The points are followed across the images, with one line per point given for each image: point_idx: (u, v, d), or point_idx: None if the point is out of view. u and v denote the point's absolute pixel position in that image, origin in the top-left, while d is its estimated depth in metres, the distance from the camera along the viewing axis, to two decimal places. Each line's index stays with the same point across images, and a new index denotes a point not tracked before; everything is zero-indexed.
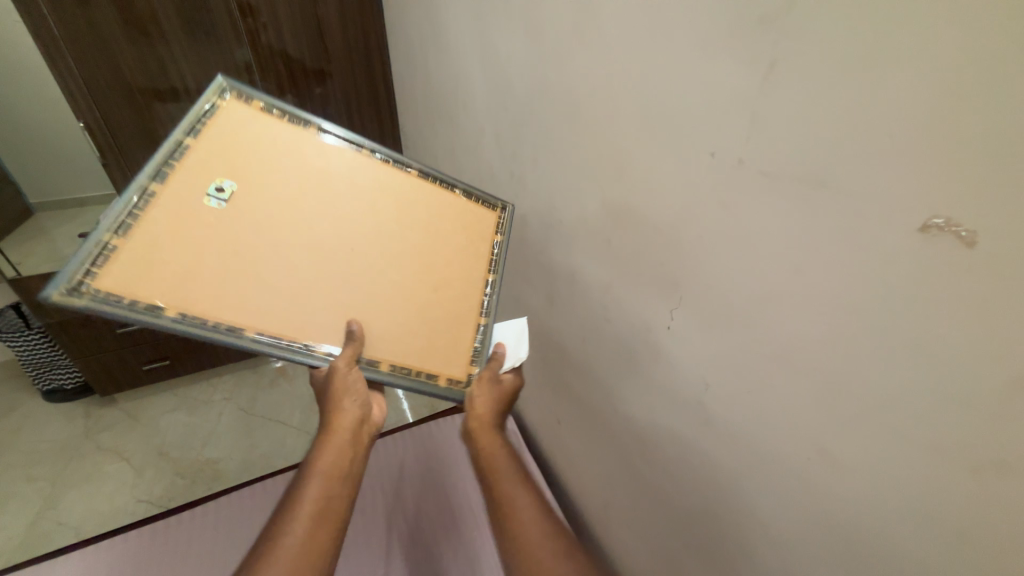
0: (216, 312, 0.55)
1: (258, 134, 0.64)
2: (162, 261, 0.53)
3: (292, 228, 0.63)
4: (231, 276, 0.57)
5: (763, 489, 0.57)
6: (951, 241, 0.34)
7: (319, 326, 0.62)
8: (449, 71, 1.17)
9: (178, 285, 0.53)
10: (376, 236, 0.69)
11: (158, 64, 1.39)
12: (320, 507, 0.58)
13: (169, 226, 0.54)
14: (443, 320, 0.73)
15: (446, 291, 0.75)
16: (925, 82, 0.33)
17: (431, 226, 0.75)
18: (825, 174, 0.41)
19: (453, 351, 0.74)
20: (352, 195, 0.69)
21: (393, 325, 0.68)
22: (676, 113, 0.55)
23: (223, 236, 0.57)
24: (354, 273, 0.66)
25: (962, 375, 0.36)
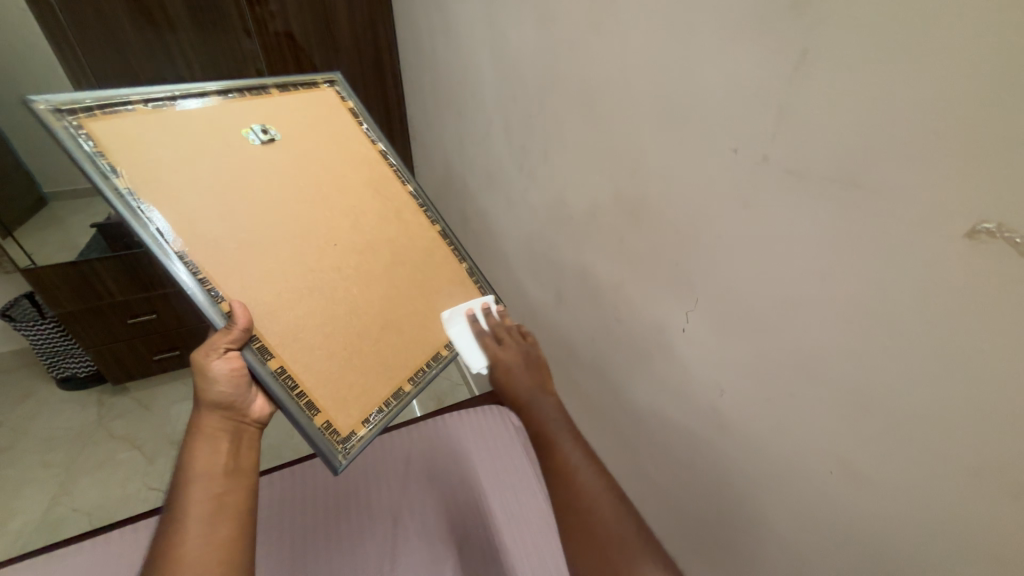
0: (158, 203, 0.54)
1: (333, 121, 0.75)
2: (159, 135, 0.57)
3: (272, 201, 0.63)
4: (186, 189, 0.57)
5: (778, 498, 0.56)
6: (1001, 249, 0.32)
7: (243, 290, 0.57)
8: (457, 63, 1.15)
9: (152, 167, 0.55)
10: (344, 261, 0.67)
11: (166, 54, 1.38)
12: (206, 517, 0.51)
13: (194, 124, 0.61)
14: (362, 370, 0.63)
15: (391, 339, 0.68)
16: (980, 76, 0.31)
17: (421, 277, 0.74)
18: (860, 174, 0.39)
19: (357, 402, 0.61)
20: (347, 211, 0.70)
21: (313, 343, 0.60)
22: (697, 107, 0.52)
23: (227, 159, 0.61)
24: (306, 282, 0.62)
25: (1007, 392, 0.34)
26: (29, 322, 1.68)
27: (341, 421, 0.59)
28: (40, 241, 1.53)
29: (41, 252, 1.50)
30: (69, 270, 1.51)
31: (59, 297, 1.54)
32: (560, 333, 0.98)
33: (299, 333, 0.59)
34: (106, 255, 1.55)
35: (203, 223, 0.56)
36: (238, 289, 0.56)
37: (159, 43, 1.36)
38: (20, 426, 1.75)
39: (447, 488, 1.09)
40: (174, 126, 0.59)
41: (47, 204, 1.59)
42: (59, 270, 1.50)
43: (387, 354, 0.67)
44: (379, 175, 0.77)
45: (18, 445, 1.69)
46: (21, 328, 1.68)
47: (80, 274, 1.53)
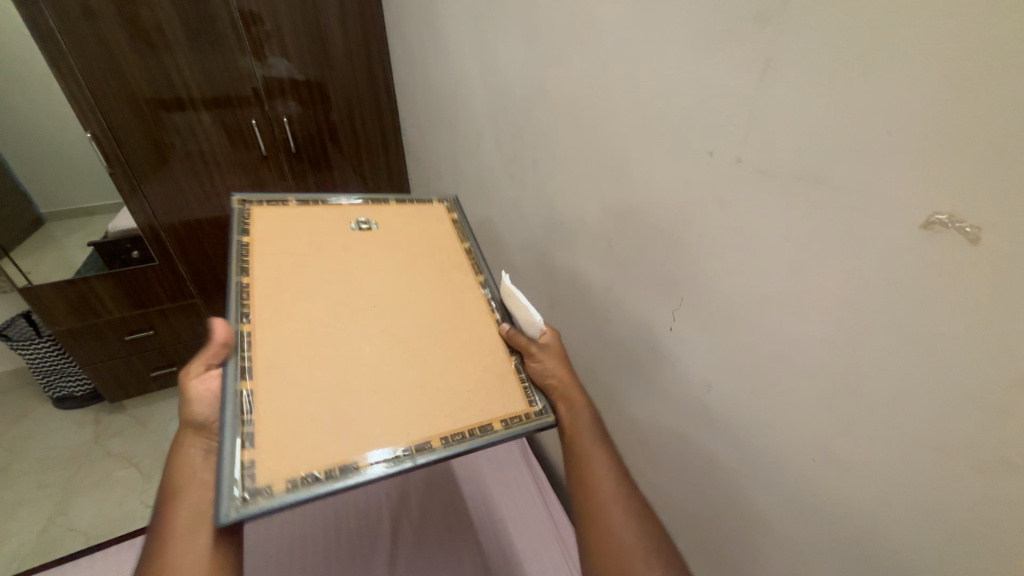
0: (259, 258, 0.69)
1: (429, 228, 0.83)
2: (292, 220, 0.76)
3: (338, 274, 0.71)
4: (280, 256, 0.70)
5: (766, 490, 0.57)
6: (955, 237, 0.34)
7: (270, 332, 0.61)
8: (448, 78, 1.18)
9: (274, 236, 0.73)
10: (366, 331, 0.65)
11: (164, 75, 1.41)
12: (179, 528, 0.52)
13: (318, 216, 0.79)
14: (322, 428, 0.54)
15: (379, 407, 0.58)
16: (925, 79, 0.34)
17: (460, 359, 0.66)
18: (824, 172, 0.41)
19: (293, 455, 0.51)
20: (393, 290, 0.71)
21: (298, 392, 0.56)
22: (673, 112, 0.55)
23: (324, 240, 0.75)
24: (324, 342, 0.62)
25: (969, 373, 0.36)
26: (25, 341, 1.68)
27: (265, 469, 0.49)
28: (35, 261, 1.53)
29: (37, 271, 1.51)
30: (66, 287, 1.53)
31: (56, 315, 1.55)
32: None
33: (287, 373, 0.57)
34: (104, 272, 1.57)
35: (277, 277, 0.68)
36: (266, 324, 0.62)
37: (156, 64, 1.39)
38: (15, 447, 1.73)
39: (445, 494, 1.11)
40: (303, 215, 0.78)
41: (43, 224, 1.60)
42: (57, 288, 1.51)
43: (359, 426, 0.55)
44: (451, 274, 0.77)
45: (13, 465, 1.68)
46: (18, 348, 1.68)
47: (77, 291, 1.55)
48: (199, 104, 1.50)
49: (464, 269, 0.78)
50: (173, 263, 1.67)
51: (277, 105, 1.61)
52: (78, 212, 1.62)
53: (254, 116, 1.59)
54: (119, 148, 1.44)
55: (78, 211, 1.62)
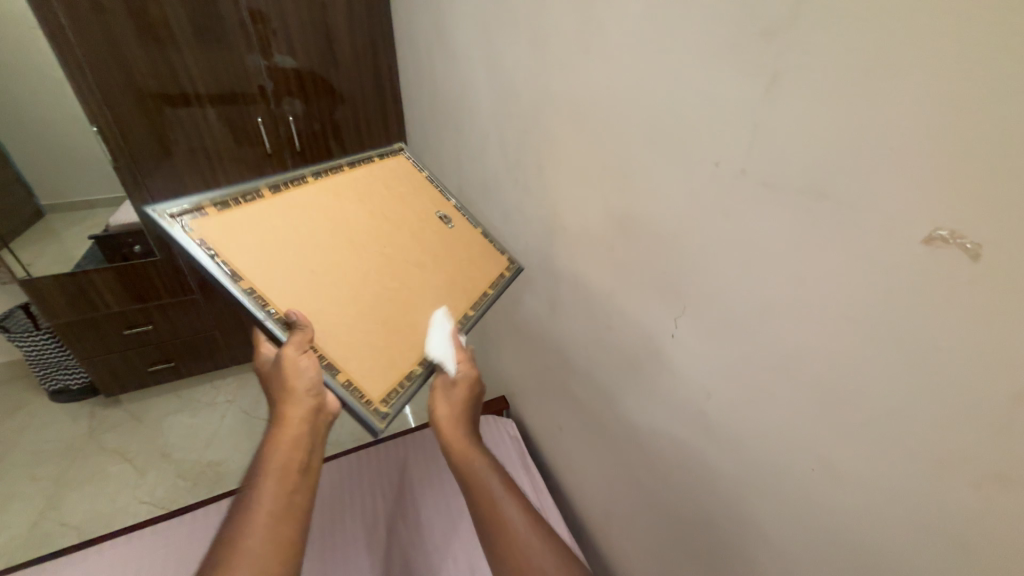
0: (368, 172, 0.83)
1: (475, 262, 0.87)
2: (417, 178, 0.89)
3: (382, 220, 0.79)
4: (370, 181, 0.81)
5: (762, 498, 0.58)
6: (956, 253, 0.35)
7: (315, 199, 0.72)
8: (454, 80, 1.19)
9: (396, 178, 0.86)
10: (348, 263, 0.72)
11: (170, 71, 1.42)
12: (284, 459, 0.62)
13: (428, 191, 0.90)
14: (258, 265, 0.62)
15: (304, 306, 0.65)
16: (929, 96, 0.34)
17: (394, 325, 0.73)
18: (827, 185, 0.42)
19: (232, 250, 0.60)
20: (388, 261, 0.77)
21: (275, 244, 0.65)
22: (678, 121, 0.56)
23: (412, 208, 0.85)
24: (317, 233, 0.70)
25: (969, 387, 0.36)
26: (23, 333, 1.68)
27: (208, 233, 0.59)
28: (33, 253, 1.53)
29: (36, 264, 1.52)
30: (66, 281, 1.54)
31: (55, 308, 1.55)
32: (554, 344, 1.00)
33: (288, 228, 0.67)
34: (103, 265, 1.57)
35: (354, 181, 0.79)
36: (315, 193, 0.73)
37: (163, 59, 1.40)
38: (9, 439, 1.73)
39: (442, 494, 1.11)
40: (424, 184, 0.90)
41: (44, 216, 1.58)
42: (58, 283, 1.53)
43: (276, 292, 0.63)
44: (456, 291, 0.82)
45: (7, 458, 1.67)
46: (15, 339, 1.68)
47: (77, 284, 1.56)
48: (204, 100, 1.50)
49: (471, 296, 0.83)
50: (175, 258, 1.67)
51: (283, 103, 1.62)
52: (79, 206, 1.61)
53: (259, 114, 1.60)
54: (124, 142, 1.45)
55: (78, 205, 1.61)
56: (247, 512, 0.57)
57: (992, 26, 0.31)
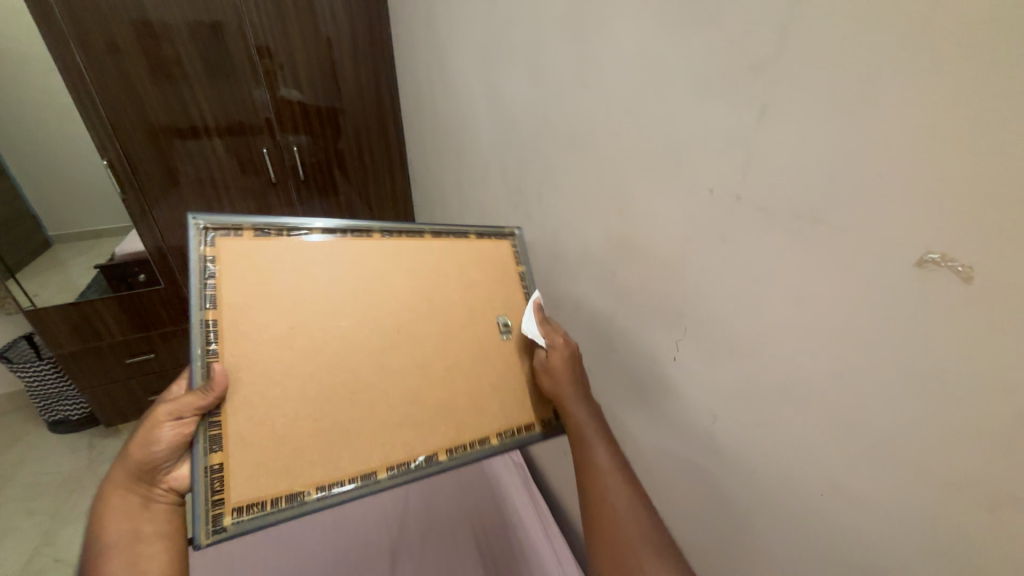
0: (446, 247, 0.74)
1: (496, 389, 0.69)
2: (503, 269, 0.77)
3: (411, 316, 0.66)
4: (442, 267, 0.72)
5: (774, 525, 0.56)
6: (948, 275, 0.36)
7: (361, 259, 0.66)
8: (455, 111, 1.23)
9: (475, 260, 0.75)
10: (334, 349, 0.59)
11: (181, 105, 1.47)
12: (114, 524, 0.50)
13: (503, 285, 0.76)
14: (248, 295, 0.56)
15: (259, 364, 0.55)
16: (914, 125, 0.36)
17: (335, 446, 0.56)
18: (820, 210, 0.43)
19: (239, 275, 0.57)
20: (388, 353, 0.63)
21: (279, 287, 0.58)
22: (673, 150, 0.58)
23: (465, 306, 0.71)
24: (332, 292, 0.62)
25: (973, 408, 0.36)
26: (26, 364, 1.68)
27: (226, 253, 0.57)
28: (39, 283, 1.55)
29: (42, 294, 1.54)
30: (71, 310, 1.55)
31: (59, 337, 1.56)
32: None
33: (304, 277, 0.60)
34: (107, 295, 1.59)
35: (425, 259, 0.71)
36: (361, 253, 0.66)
37: (175, 95, 1.45)
38: (7, 471, 1.70)
39: (445, 525, 1.09)
40: (504, 275, 0.77)
41: (51, 247, 1.61)
42: (62, 311, 1.53)
43: (242, 329, 0.55)
44: (433, 427, 0.63)
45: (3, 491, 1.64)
46: (17, 369, 1.68)
47: (82, 313, 1.57)
48: (213, 133, 1.55)
49: (452, 439, 0.63)
50: (178, 287, 1.68)
51: (288, 134, 1.66)
52: (85, 234, 1.65)
53: (265, 145, 1.64)
54: (133, 175, 1.48)
55: (85, 233, 1.64)
56: None
57: (966, 64, 0.33)
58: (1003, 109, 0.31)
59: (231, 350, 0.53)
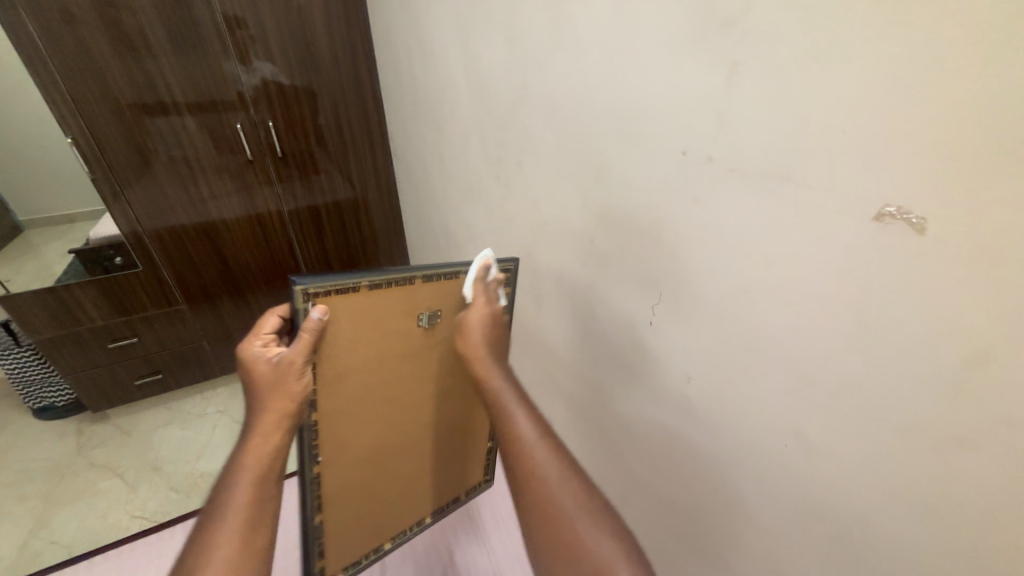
0: (326, 377, 0.66)
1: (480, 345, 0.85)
2: (371, 314, 0.66)
3: (407, 387, 0.78)
4: (406, 311, 0.70)
5: (745, 478, 0.59)
6: (904, 228, 0.37)
7: (335, 430, 0.71)
8: (433, 82, 1.20)
9: (344, 359, 0.67)
10: (369, 447, 0.77)
11: (147, 80, 1.41)
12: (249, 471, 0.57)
13: (387, 331, 0.69)
14: (363, 497, 0.80)
15: (400, 489, 0.86)
16: (874, 78, 0.36)
17: (397, 499, 0.87)
18: (787, 169, 0.44)
19: (348, 510, 0.79)
20: (419, 406, 0.81)
21: (361, 475, 0.78)
22: (647, 112, 0.57)
23: (399, 360, 0.74)
24: (371, 439, 0.77)
25: (922, 353, 0.38)
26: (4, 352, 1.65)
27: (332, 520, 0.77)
28: (15, 269, 1.52)
29: (17, 280, 1.50)
30: (47, 296, 1.51)
31: (37, 323, 1.53)
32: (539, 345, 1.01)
33: (352, 455, 0.76)
34: (85, 279, 1.55)
35: (389, 325, 0.69)
36: (330, 431, 0.70)
37: (139, 69, 1.39)
38: None
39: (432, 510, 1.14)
40: (370, 333, 0.68)
41: (20, 232, 1.56)
42: (39, 297, 1.50)
43: (388, 497, 0.85)
44: (478, 396, 0.90)
45: None
46: None
47: (60, 300, 1.53)
48: (183, 109, 1.49)
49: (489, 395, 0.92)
50: (158, 270, 1.65)
51: (262, 110, 1.60)
52: (60, 219, 1.59)
53: (239, 120, 1.58)
54: (101, 154, 1.43)
55: (60, 218, 1.59)
56: (206, 540, 0.52)
57: (929, 14, 0.33)
58: (975, 55, 0.31)
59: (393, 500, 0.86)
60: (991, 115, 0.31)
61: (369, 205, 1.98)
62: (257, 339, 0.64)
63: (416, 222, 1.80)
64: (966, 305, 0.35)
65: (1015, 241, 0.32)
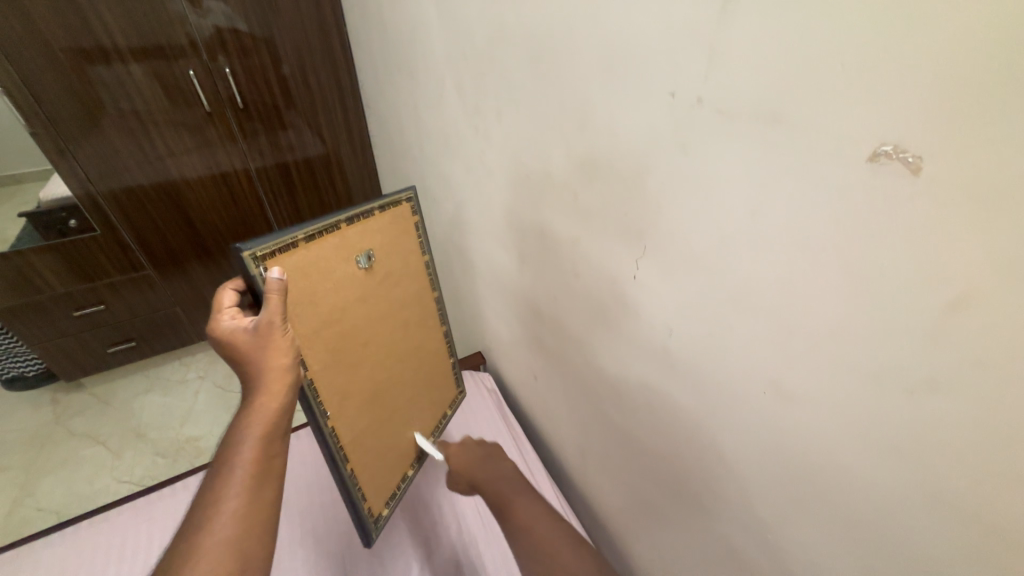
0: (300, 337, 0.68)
1: (411, 274, 0.93)
2: (314, 266, 0.69)
3: (369, 326, 0.84)
4: (343, 254, 0.74)
5: (724, 425, 0.61)
6: (898, 169, 0.35)
7: (327, 380, 0.75)
8: (403, 22, 1.10)
9: (309, 313, 0.69)
10: (358, 388, 0.83)
11: (80, 19, 1.26)
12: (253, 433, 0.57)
13: (334, 280, 0.73)
14: (371, 437, 0.87)
15: (397, 421, 0.94)
16: (879, 0, 0.33)
17: (396, 429, 0.94)
18: (779, 110, 0.41)
19: (367, 449, 0.85)
20: (384, 342, 0.89)
21: (363, 420, 0.84)
22: (635, 51, 0.53)
23: (356, 302, 0.79)
24: (359, 382, 0.82)
25: (904, 301, 0.38)
26: None
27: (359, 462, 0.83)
28: None
29: None
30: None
31: None
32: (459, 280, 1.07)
33: (349, 401, 0.80)
34: (40, 245, 1.45)
35: (332, 273, 0.73)
36: (326, 382, 0.74)
37: (69, 6, 1.23)
38: None
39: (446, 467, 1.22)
40: (320, 284, 0.71)
41: None
42: None
43: (391, 430, 0.93)
44: (426, 322, 1.01)
45: None
46: None
47: (14, 267, 1.44)
48: (125, 54, 1.34)
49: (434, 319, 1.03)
50: (118, 233, 1.56)
51: (217, 55, 1.46)
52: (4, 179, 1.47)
53: (191, 67, 1.44)
54: (37, 105, 1.30)
55: (3, 178, 1.46)
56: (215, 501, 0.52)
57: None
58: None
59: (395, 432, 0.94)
60: (996, 64, 0.29)
61: (342, 161, 1.86)
62: (224, 315, 0.61)
63: (393, 179, 1.72)
64: (951, 270, 0.35)
65: (1012, 203, 0.30)
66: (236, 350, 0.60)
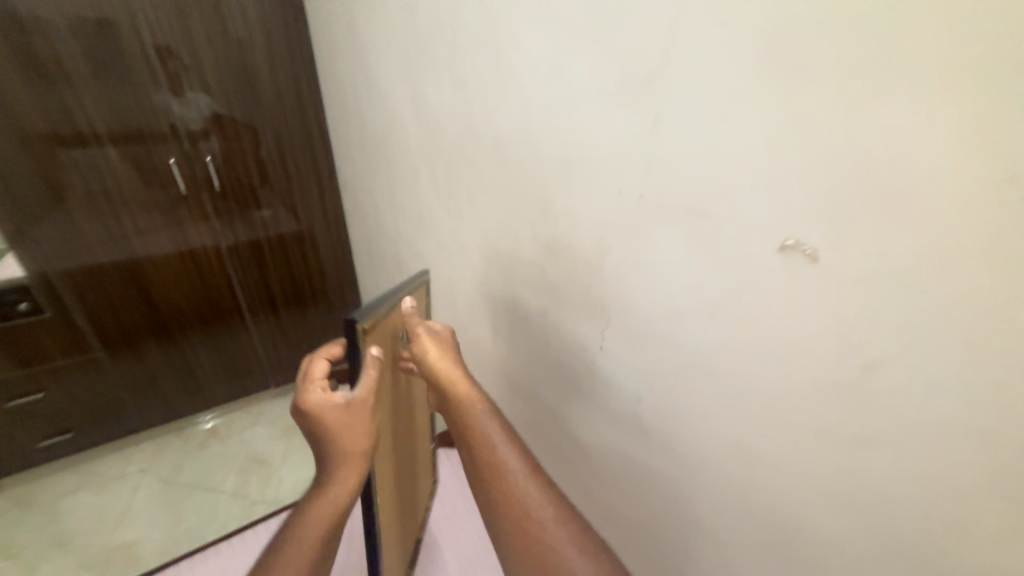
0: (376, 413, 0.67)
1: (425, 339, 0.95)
2: (386, 339, 0.70)
3: (402, 394, 0.83)
4: (402, 323, 0.75)
5: (698, 489, 0.63)
6: (802, 257, 0.43)
7: (382, 458, 0.72)
8: (381, 119, 1.22)
9: (380, 389, 0.69)
10: (395, 460, 0.81)
11: (63, 111, 1.31)
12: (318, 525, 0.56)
13: (391, 352, 0.74)
14: (397, 518, 0.83)
15: (410, 495, 0.92)
16: (765, 133, 0.43)
17: (410, 504, 0.91)
18: (706, 207, 0.50)
19: (394, 533, 0.82)
20: (407, 411, 0.87)
21: (395, 498, 0.81)
22: (586, 156, 0.63)
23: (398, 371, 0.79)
24: (394, 458, 0.80)
25: (828, 364, 0.44)
26: None
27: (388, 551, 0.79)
28: None
29: None
30: None
31: None
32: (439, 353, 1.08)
33: (389, 478, 0.77)
34: None
35: (393, 345, 0.74)
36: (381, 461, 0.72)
37: (55, 100, 1.30)
38: None
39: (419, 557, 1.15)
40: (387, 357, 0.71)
41: None
42: None
43: (407, 506, 0.90)
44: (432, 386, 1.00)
45: None
46: None
47: None
48: (105, 141, 1.40)
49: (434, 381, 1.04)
50: (69, 315, 1.50)
51: (198, 142, 1.53)
52: None
53: (171, 153, 1.50)
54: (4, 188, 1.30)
55: None
56: None
57: (852, 67, 0.36)
58: (995, 41, 0.30)
59: (408, 509, 0.91)
60: (1011, 96, 0.30)
61: (315, 238, 1.90)
62: (316, 387, 0.61)
63: (367, 254, 1.77)
64: (934, 307, 0.36)
65: (1012, 234, 0.31)
66: (324, 428, 0.59)
